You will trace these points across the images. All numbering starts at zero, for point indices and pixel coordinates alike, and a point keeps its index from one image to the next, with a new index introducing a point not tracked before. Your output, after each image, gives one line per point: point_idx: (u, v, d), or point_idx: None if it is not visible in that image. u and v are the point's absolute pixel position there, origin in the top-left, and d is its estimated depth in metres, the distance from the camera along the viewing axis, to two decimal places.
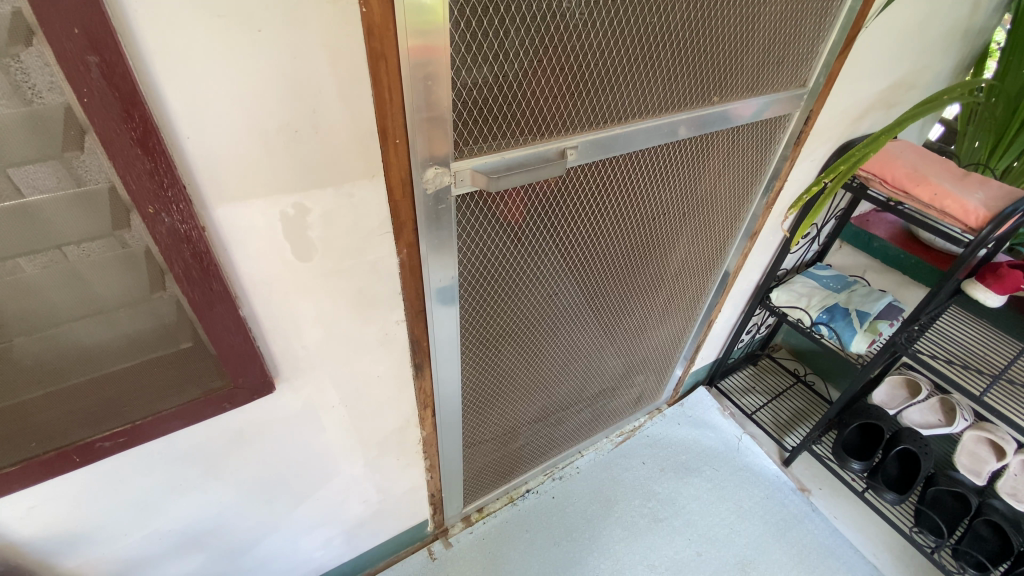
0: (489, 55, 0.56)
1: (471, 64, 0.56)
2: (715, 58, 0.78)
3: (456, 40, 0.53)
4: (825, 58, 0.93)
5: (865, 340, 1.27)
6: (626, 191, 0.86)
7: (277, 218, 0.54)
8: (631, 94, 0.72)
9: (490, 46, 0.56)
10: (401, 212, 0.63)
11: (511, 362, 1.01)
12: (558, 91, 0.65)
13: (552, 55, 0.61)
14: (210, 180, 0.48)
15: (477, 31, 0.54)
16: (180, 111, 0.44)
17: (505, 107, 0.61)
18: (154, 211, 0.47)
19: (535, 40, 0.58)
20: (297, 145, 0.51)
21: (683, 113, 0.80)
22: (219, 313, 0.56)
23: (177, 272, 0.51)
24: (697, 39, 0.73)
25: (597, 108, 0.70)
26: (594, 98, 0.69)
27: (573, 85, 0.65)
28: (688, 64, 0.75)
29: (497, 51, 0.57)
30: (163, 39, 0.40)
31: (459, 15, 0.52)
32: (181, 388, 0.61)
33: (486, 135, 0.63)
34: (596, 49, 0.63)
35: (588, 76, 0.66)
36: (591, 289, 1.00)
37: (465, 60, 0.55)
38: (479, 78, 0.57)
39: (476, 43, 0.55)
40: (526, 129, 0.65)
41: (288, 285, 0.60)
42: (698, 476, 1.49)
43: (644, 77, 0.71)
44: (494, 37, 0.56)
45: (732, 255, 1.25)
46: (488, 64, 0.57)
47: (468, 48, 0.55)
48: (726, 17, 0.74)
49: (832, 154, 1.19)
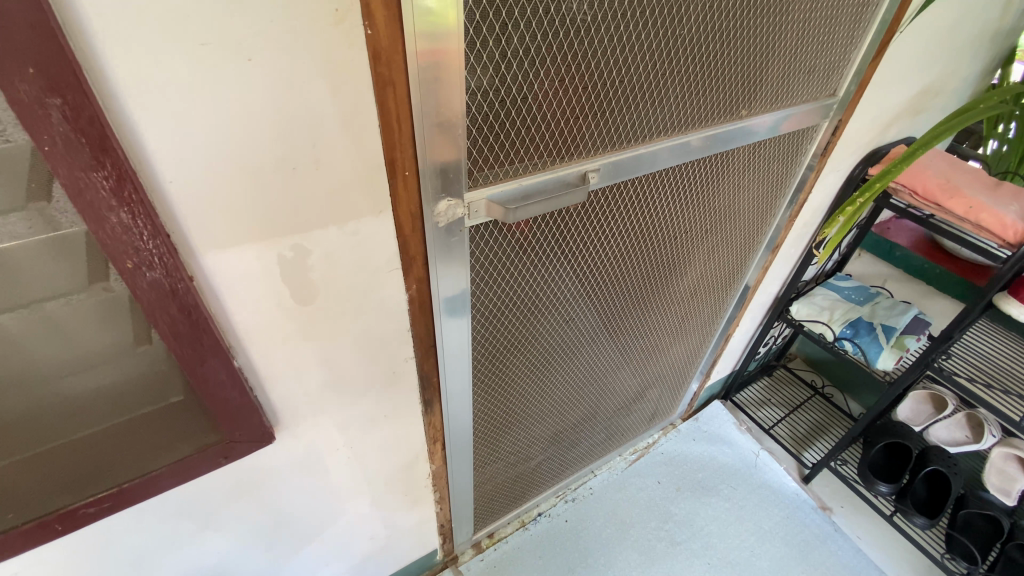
0: (507, 76, 0.51)
1: (487, 87, 0.50)
2: (744, 70, 0.72)
3: (470, 60, 0.48)
4: (857, 65, 0.88)
5: (892, 357, 1.21)
6: (648, 210, 0.80)
7: (274, 263, 0.49)
8: (657, 111, 0.67)
9: (508, 67, 0.50)
10: (410, 247, 0.57)
11: (525, 390, 0.95)
12: (580, 112, 0.59)
13: (574, 73, 0.55)
14: (198, 226, 0.43)
15: (495, 50, 0.48)
16: (160, 152, 0.38)
17: (524, 131, 0.56)
18: (134, 265, 0.41)
19: (558, 58, 0.53)
20: (297, 185, 0.46)
21: (710, 129, 0.75)
22: (211, 368, 0.51)
23: (163, 329, 0.46)
24: (726, 50, 0.67)
25: (621, 128, 0.65)
26: (617, 117, 0.63)
27: (597, 104, 0.60)
28: (716, 78, 0.70)
29: (516, 71, 0.51)
30: (136, 73, 0.35)
31: (474, 33, 0.46)
32: (172, 444, 0.55)
33: (503, 161, 0.57)
34: (621, 66, 0.58)
35: (612, 95, 0.60)
36: (609, 311, 0.95)
37: (482, 83, 0.50)
38: (495, 101, 0.52)
39: (493, 63, 0.49)
40: (546, 152, 0.60)
41: (287, 331, 0.55)
42: (715, 495, 1.44)
43: (670, 93, 0.66)
44: (514, 56, 0.50)
45: (752, 269, 1.20)
46: (505, 86, 0.51)
47: (485, 70, 0.49)
48: (757, 26, 0.68)
49: (857, 162, 1.13)
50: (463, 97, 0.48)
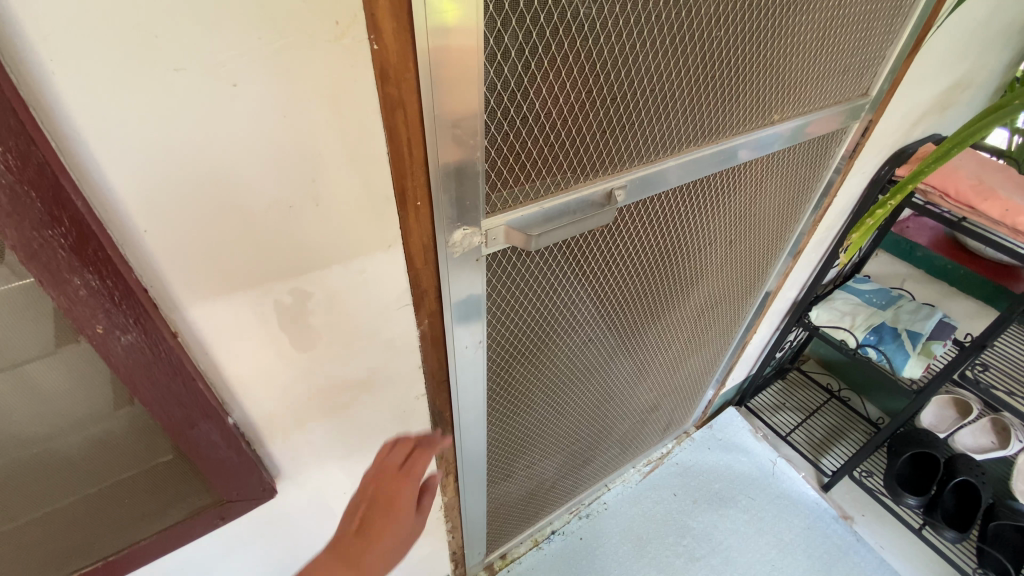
0: (530, 88, 0.45)
1: (508, 103, 0.44)
2: (781, 72, 0.66)
3: (489, 75, 0.42)
4: (891, 64, 0.82)
5: (919, 365, 1.16)
6: (672, 225, 0.75)
7: (270, 311, 0.43)
8: (688, 121, 0.61)
9: (532, 79, 0.44)
10: (422, 281, 0.51)
11: (540, 414, 0.90)
12: (610, 125, 0.53)
13: (604, 84, 0.49)
14: (180, 278, 0.37)
15: (517, 62, 0.42)
16: (129, 199, 0.32)
17: (547, 150, 0.50)
18: (104, 330, 0.35)
19: (587, 69, 0.46)
20: (295, 227, 0.40)
21: (744, 137, 0.69)
22: (202, 431, 0.45)
23: (143, 397, 0.40)
24: (764, 52, 0.61)
25: (651, 141, 0.59)
26: (648, 129, 0.57)
27: (628, 118, 0.54)
28: (750, 83, 0.64)
29: (541, 83, 0.45)
30: (97, 107, 0.29)
31: (495, 43, 0.40)
32: (162, 509, 0.49)
33: (523, 183, 0.51)
34: (654, 75, 0.52)
35: (643, 107, 0.54)
36: (627, 329, 0.89)
37: (502, 99, 0.44)
38: (517, 118, 0.46)
39: (515, 77, 0.43)
40: (570, 172, 0.54)
41: (287, 380, 0.49)
42: (733, 507, 1.40)
43: (702, 100, 0.60)
44: (539, 66, 0.44)
45: (774, 276, 1.14)
46: (528, 101, 0.45)
47: (506, 85, 0.43)
48: (796, 25, 0.62)
49: (884, 162, 1.07)
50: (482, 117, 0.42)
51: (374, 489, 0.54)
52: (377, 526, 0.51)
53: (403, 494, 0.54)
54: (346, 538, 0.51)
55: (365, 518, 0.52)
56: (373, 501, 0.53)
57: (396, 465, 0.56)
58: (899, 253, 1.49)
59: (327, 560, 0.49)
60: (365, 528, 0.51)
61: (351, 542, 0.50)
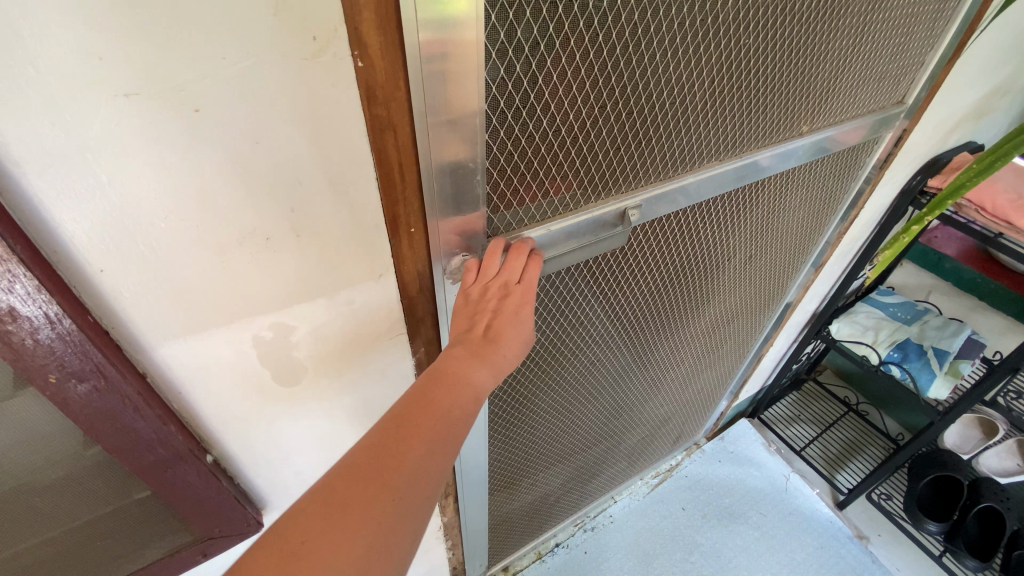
0: (538, 104, 0.40)
1: (512, 120, 0.40)
2: (813, 81, 0.61)
3: (492, 91, 0.37)
4: (929, 70, 0.76)
5: (946, 386, 1.10)
6: (690, 242, 0.70)
7: (250, 345, 0.40)
8: (711, 134, 0.56)
9: (540, 94, 0.40)
10: (418, 309, 0.47)
11: (547, 431, 0.87)
12: (625, 141, 0.48)
13: (620, 99, 0.44)
14: (144, 317, 0.34)
15: (523, 77, 0.38)
16: (81, 236, 0.29)
17: (555, 171, 0.46)
18: (58, 379, 0.32)
19: (601, 83, 0.42)
20: (272, 260, 0.36)
21: (771, 151, 0.64)
22: (177, 473, 0.42)
23: (109, 444, 0.37)
24: (797, 60, 0.56)
25: (670, 156, 0.54)
26: (668, 143, 0.52)
27: (646, 135, 0.49)
28: (779, 93, 0.58)
29: (550, 98, 0.40)
30: (35, 138, 0.25)
31: (498, 57, 0.36)
32: (140, 548, 0.47)
33: (527, 205, 0.47)
34: (676, 88, 0.48)
35: (662, 121, 0.49)
36: (640, 347, 0.85)
37: (506, 116, 0.39)
38: (522, 136, 0.41)
39: (521, 93, 0.39)
40: (581, 191, 0.49)
41: (271, 415, 0.46)
42: (743, 523, 1.35)
43: (727, 113, 0.55)
44: (548, 80, 0.39)
45: (794, 288, 1.09)
46: (536, 118, 0.41)
47: (510, 102, 0.39)
48: (832, 29, 0.57)
49: (915, 172, 1.01)
50: (484, 138, 0.38)
51: (503, 283, 0.42)
52: (503, 329, 0.40)
53: (530, 307, 0.42)
54: (468, 336, 0.40)
55: (492, 320, 0.41)
56: (494, 306, 0.41)
57: (516, 277, 0.42)
58: (926, 263, 1.42)
59: (450, 352, 0.38)
60: (490, 330, 0.40)
61: (478, 342, 0.39)
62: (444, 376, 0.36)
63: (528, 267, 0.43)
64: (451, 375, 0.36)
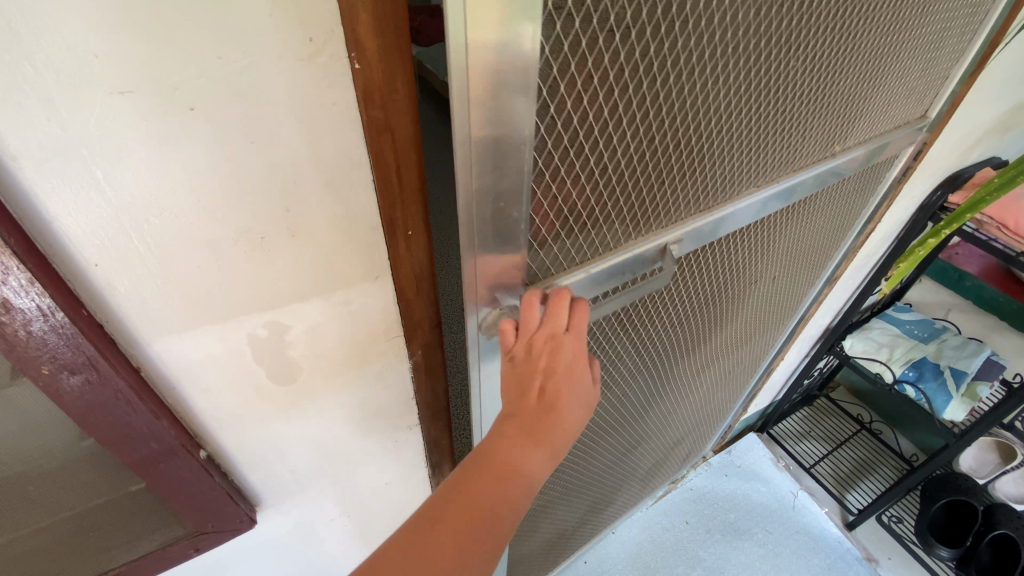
0: (587, 140, 0.38)
1: (558, 160, 0.38)
2: (845, 101, 0.60)
3: (540, 131, 0.36)
4: (953, 85, 0.75)
5: (962, 408, 1.06)
6: (718, 269, 0.68)
7: (244, 342, 0.40)
8: (750, 161, 0.54)
9: (589, 130, 0.38)
10: (415, 313, 0.46)
11: (571, 468, 0.84)
12: (668, 172, 0.46)
13: (667, 131, 0.43)
14: (137, 313, 0.34)
15: (573, 114, 0.36)
16: (76, 231, 0.29)
17: (597, 209, 0.44)
18: (50, 370, 0.32)
19: (648, 117, 0.40)
20: (267, 259, 0.36)
21: (806, 176, 0.62)
22: (168, 467, 0.42)
23: (101, 436, 0.37)
24: (830, 82, 0.55)
25: (709, 186, 0.52)
26: (707, 173, 0.50)
27: (686, 166, 0.47)
28: (813, 115, 0.57)
29: (599, 134, 0.39)
30: (30, 133, 0.26)
31: (549, 96, 0.34)
32: (132, 541, 0.47)
33: (568, 245, 0.45)
34: (718, 119, 0.46)
35: (703, 151, 0.47)
36: (661, 376, 0.83)
37: (552, 156, 0.38)
38: (567, 174, 0.40)
39: (569, 132, 0.37)
40: (621, 228, 0.47)
41: (265, 413, 0.46)
42: (748, 540, 1.33)
43: (768, 138, 0.53)
44: (597, 116, 0.37)
45: (808, 302, 1.06)
46: (583, 155, 0.39)
47: (557, 141, 0.37)
48: (867, 50, 0.56)
49: (935, 187, 0.98)
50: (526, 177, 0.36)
51: (549, 336, 0.38)
52: (559, 396, 0.37)
53: (581, 357, 0.39)
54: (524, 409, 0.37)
55: (546, 383, 0.37)
56: (546, 365, 0.38)
57: (564, 325, 0.38)
58: (946, 280, 1.38)
59: (500, 431, 0.36)
60: (548, 395, 0.37)
61: (535, 416, 0.36)
62: (495, 467, 0.35)
63: (577, 312, 0.39)
64: (506, 466, 0.35)
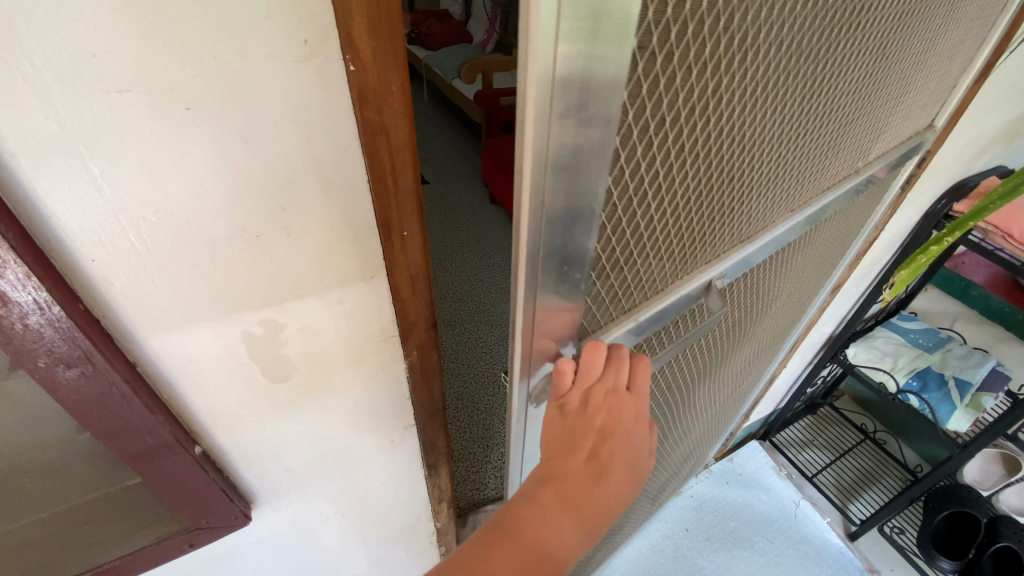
0: (650, 191, 0.39)
1: (625, 213, 0.38)
2: (866, 123, 0.61)
3: (612, 189, 0.36)
4: (959, 96, 0.75)
5: (967, 419, 1.05)
6: (742, 293, 0.68)
7: (239, 339, 0.40)
8: (782, 191, 0.55)
9: (653, 181, 0.38)
10: (411, 312, 0.46)
11: None
12: (715, 210, 0.47)
13: (717, 173, 0.44)
14: (134, 308, 0.35)
15: (642, 169, 0.36)
16: (73, 227, 0.30)
17: (650, 253, 0.45)
18: (47, 364, 0.33)
19: (704, 162, 0.41)
20: (262, 258, 0.36)
21: (832, 192, 0.64)
22: (163, 462, 0.42)
23: (96, 430, 0.37)
24: (855, 108, 0.57)
25: (747, 218, 0.53)
26: (747, 206, 0.51)
27: (734, 198, 0.49)
28: (835, 141, 0.59)
29: (660, 184, 0.39)
30: (29, 130, 0.26)
31: (624, 156, 0.34)
32: (127, 535, 0.47)
33: (621, 290, 0.45)
34: (764, 151, 0.47)
35: (748, 187, 0.49)
36: (679, 400, 0.82)
37: (619, 211, 0.38)
38: (630, 225, 0.40)
39: (636, 186, 0.37)
40: (669, 268, 0.48)
41: (260, 411, 0.46)
42: (749, 549, 1.32)
43: (796, 167, 0.55)
44: (662, 168, 0.38)
45: (812, 310, 1.05)
46: (646, 205, 0.40)
47: (627, 195, 0.37)
48: (891, 70, 0.57)
49: (941, 196, 0.98)
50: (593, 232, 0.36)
51: (611, 388, 0.43)
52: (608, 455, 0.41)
53: (634, 413, 0.44)
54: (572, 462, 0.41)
55: (600, 437, 0.42)
56: (603, 419, 0.42)
57: (626, 382, 0.44)
58: (952, 289, 1.37)
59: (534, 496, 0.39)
60: (599, 449, 0.41)
61: (582, 471, 0.40)
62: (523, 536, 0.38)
63: (637, 370, 0.45)
64: (535, 535, 0.38)
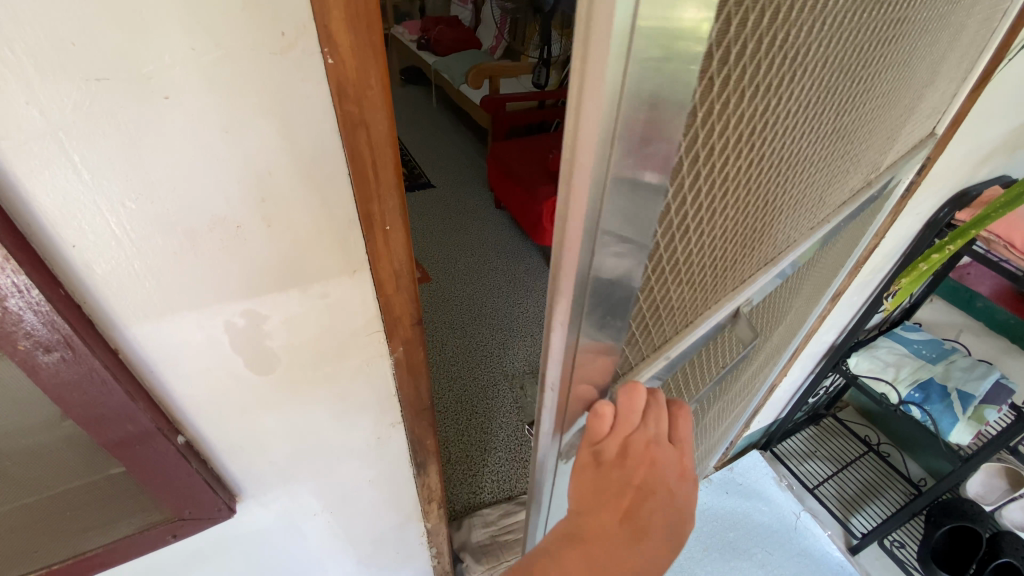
0: (692, 225, 0.40)
1: (668, 249, 0.40)
2: (879, 141, 0.62)
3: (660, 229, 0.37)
4: (960, 102, 0.75)
5: (968, 431, 1.04)
6: (760, 311, 0.68)
7: (220, 329, 0.41)
8: (803, 212, 0.57)
9: (695, 216, 0.39)
10: (394, 307, 0.47)
11: None
12: (743, 236, 0.49)
13: (749, 201, 0.45)
14: (116, 294, 0.35)
15: (688, 206, 0.38)
16: (54, 214, 0.31)
17: (685, 282, 0.46)
18: (27, 347, 0.33)
19: (738, 193, 0.43)
20: (242, 248, 0.37)
21: (848, 206, 0.64)
22: (146, 451, 0.43)
23: (78, 416, 0.38)
24: (872, 128, 0.58)
25: (772, 242, 0.55)
26: (773, 229, 0.53)
27: (761, 218, 0.49)
28: (852, 160, 0.60)
29: (700, 217, 0.40)
30: (10, 116, 0.27)
31: (674, 197, 0.35)
32: (110, 523, 0.48)
33: (657, 320, 0.47)
34: (790, 168, 0.47)
35: (773, 211, 0.50)
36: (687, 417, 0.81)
37: (663, 247, 0.39)
38: (671, 260, 0.41)
39: (680, 221, 0.38)
40: (700, 294, 0.50)
41: (245, 402, 0.47)
42: (748, 560, 1.28)
43: (817, 188, 0.56)
44: (703, 202, 0.39)
45: (812, 319, 1.04)
46: (687, 238, 0.41)
47: (671, 231, 0.38)
48: (907, 83, 0.57)
49: (943, 204, 0.97)
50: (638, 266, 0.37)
51: (653, 439, 0.43)
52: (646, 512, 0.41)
53: (675, 468, 0.44)
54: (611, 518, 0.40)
55: (639, 491, 0.41)
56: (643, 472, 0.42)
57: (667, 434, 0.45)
58: (957, 301, 1.34)
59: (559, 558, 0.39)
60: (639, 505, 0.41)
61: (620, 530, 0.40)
62: None
63: (679, 423, 0.46)
64: None
